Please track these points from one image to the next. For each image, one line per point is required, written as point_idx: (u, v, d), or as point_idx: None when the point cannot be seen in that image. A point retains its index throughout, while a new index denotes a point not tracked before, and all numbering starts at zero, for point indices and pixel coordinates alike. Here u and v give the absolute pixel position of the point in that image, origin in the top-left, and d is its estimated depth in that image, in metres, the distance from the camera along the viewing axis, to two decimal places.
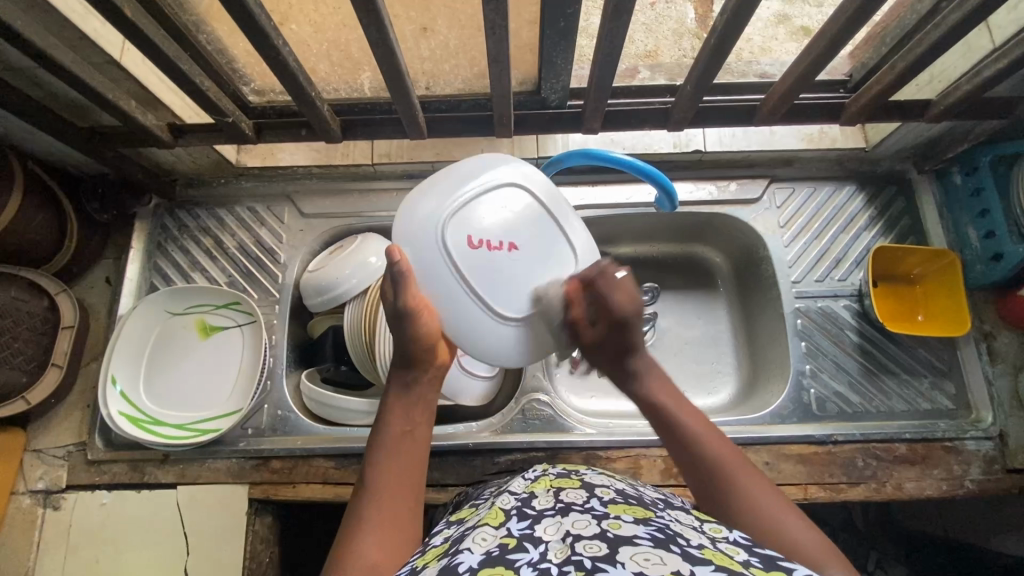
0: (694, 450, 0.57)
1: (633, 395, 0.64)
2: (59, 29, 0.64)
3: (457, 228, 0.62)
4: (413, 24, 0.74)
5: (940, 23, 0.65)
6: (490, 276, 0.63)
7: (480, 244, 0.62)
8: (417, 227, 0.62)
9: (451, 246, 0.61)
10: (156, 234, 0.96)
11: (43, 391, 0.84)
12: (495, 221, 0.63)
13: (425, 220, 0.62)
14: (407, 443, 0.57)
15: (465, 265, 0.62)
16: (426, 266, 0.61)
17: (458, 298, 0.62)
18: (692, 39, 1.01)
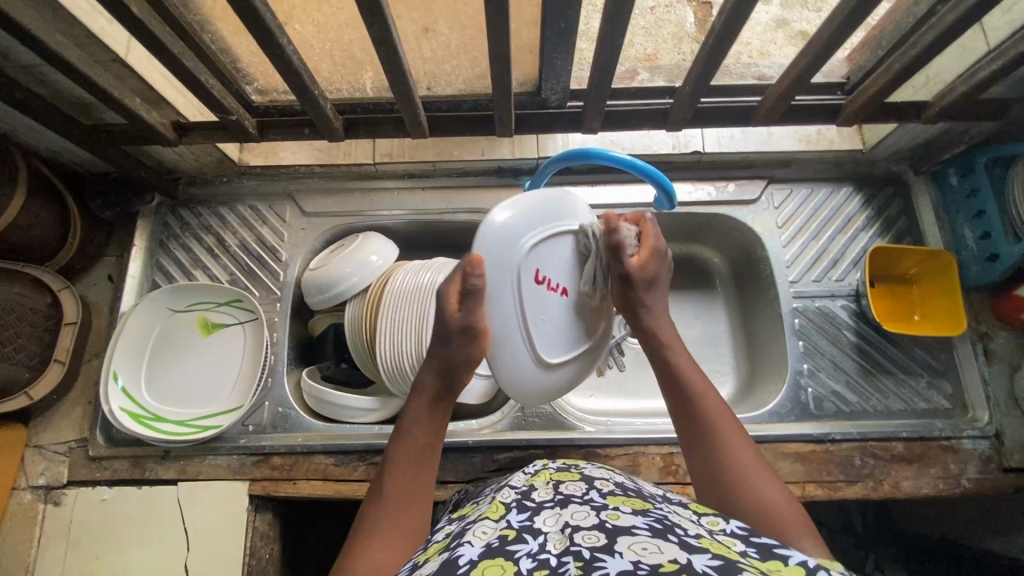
0: (694, 399, 0.59)
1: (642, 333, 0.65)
2: (66, 27, 0.65)
3: (531, 260, 0.61)
4: (415, 25, 0.75)
5: (936, 24, 0.66)
6: (546, 316, 0.63)
7: (544, 284, 0.63)
8: (498, 250, 0.60)
9: (522, 277, 0.61)
10: (158, 232, 0.96)
11: (46, 387, 0.85)
12: (561, 260, 0.64)
13: (507, 243, 0.60)
14: (427, 457, 0.58)
15: (528, 299, 0.62)
16: (495, 290, 0.60)
17: (512, 330, 0.62)
18: (692, 42, 1.02)
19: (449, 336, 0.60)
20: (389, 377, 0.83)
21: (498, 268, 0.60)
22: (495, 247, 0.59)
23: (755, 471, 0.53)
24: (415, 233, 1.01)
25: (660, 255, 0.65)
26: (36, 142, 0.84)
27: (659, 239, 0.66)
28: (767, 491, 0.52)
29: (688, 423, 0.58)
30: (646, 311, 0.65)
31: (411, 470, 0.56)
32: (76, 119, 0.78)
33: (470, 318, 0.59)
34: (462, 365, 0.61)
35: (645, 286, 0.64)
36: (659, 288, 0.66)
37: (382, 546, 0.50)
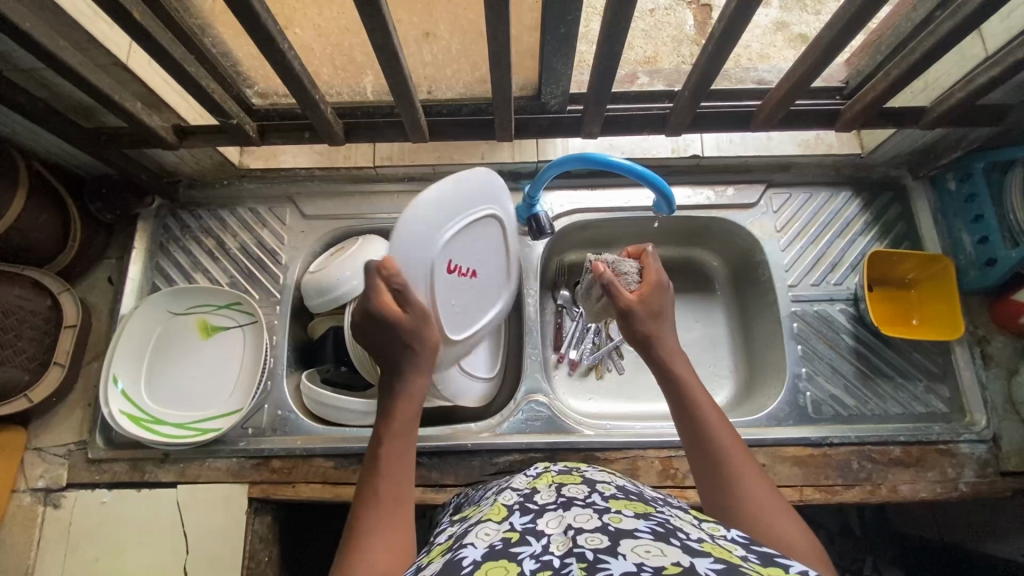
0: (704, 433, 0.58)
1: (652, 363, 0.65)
2: (68, 31, 0.65)
3: (443, 251, 0.68)
4: (416, 29, 0.75)
5: (934, 30, 0.66)
6: (452, 298, 0.72)
7: (452, 269, 0.70)
8: (419, 245, 0.63)
9: (437, 269, 0.67)
10: (159, 235, 0.97)
11: (46, 389, 0.85)
12: (465, 247, 0.72)
13: (421, 238, 0.64)
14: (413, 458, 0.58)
15: (440, 285, 0.69)
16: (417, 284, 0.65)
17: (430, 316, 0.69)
18: (691, 45, 1.02)
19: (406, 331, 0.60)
20: None
21: (418, 261, 0.64)
22: (415, 241, 0.63)
23: (770, 503, 0.52)
24: None
25: (661, 288, 0.69)
26: (36, 145, 0.84)
27: (657, 271, 0.70)
28: (780, 526, 0.51)
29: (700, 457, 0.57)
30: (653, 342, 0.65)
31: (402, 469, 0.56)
32: (77, 121, 0.78)
33: (416, 309, 0.60)
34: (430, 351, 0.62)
35: (649, 317, 0.67)
36: (664, 320, 0.68)
37: (379, 550, 0.49)
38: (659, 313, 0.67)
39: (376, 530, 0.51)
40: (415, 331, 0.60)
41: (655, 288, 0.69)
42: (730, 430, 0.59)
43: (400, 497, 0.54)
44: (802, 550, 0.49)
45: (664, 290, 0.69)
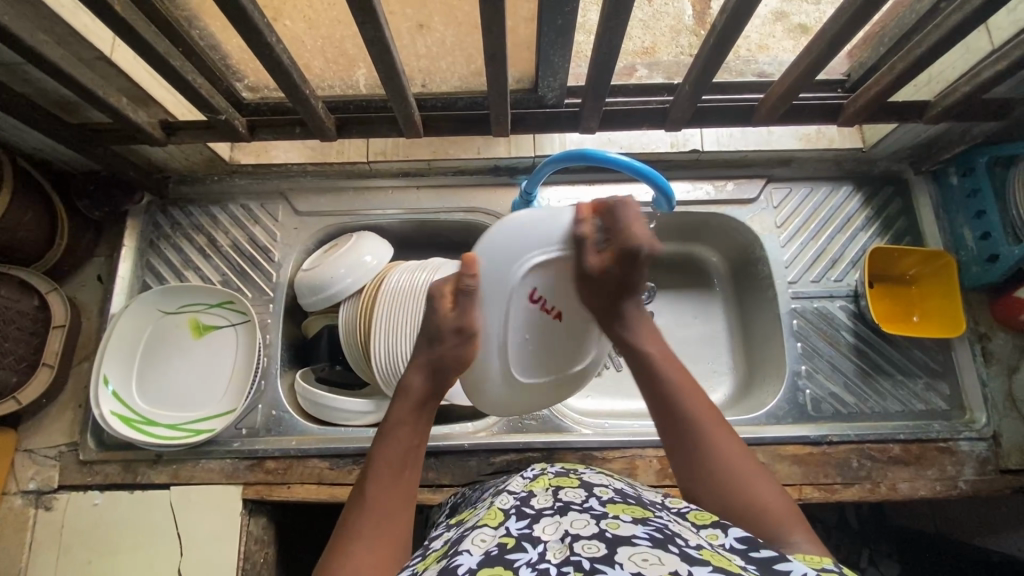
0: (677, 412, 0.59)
1: (618, 338, 0.65)
2: (49, 25, 0.63)
3: (530, 279, 0.64)
4: (409, 22, 0.72)
5: (941, 24, 0.64)
6: (528, 332, 0.68)
7: (537, 302, 0.66)
8: (501, 263, 0.63)
9: (516, 295, 0.65)
10: (149, 232, 0.95)
11: (35, 391, 0.83)
12: (562, 288, 0.66)
13: (507, 259, 0.63)
14: (410, 459, 0.60)
15: (517, 312, 0.66)
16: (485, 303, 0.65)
17: (491, 341, 0.67)
18: (690, 36, 0.99)
19: (442, 336, 0.63)
20: (383, 378, 0.82)
21: (495, 278, 0.63)
22: (500, 257, 0.63)
23: (744, 472, 0.55)
24: (410, 233, 0.99)
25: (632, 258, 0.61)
26: (21, 141, 0.82)
27: (637, 237, 0.61)
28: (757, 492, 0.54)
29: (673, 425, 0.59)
30: (623, 320, 0.65)
31: (393, 469, 0.58)
32: (60, 117, 0.76)
33: (464, 318, 0.63)
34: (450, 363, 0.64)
35: (614, 291, 0.63)
36: (633, 292, 0.65)
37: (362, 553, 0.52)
38: (628, 286, 0.63)
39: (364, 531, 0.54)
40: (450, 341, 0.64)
41: (621, 259, 0.61)
42: (701, 394, 0.61)
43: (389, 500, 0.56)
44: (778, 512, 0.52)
45: (638, 259, 0.62)
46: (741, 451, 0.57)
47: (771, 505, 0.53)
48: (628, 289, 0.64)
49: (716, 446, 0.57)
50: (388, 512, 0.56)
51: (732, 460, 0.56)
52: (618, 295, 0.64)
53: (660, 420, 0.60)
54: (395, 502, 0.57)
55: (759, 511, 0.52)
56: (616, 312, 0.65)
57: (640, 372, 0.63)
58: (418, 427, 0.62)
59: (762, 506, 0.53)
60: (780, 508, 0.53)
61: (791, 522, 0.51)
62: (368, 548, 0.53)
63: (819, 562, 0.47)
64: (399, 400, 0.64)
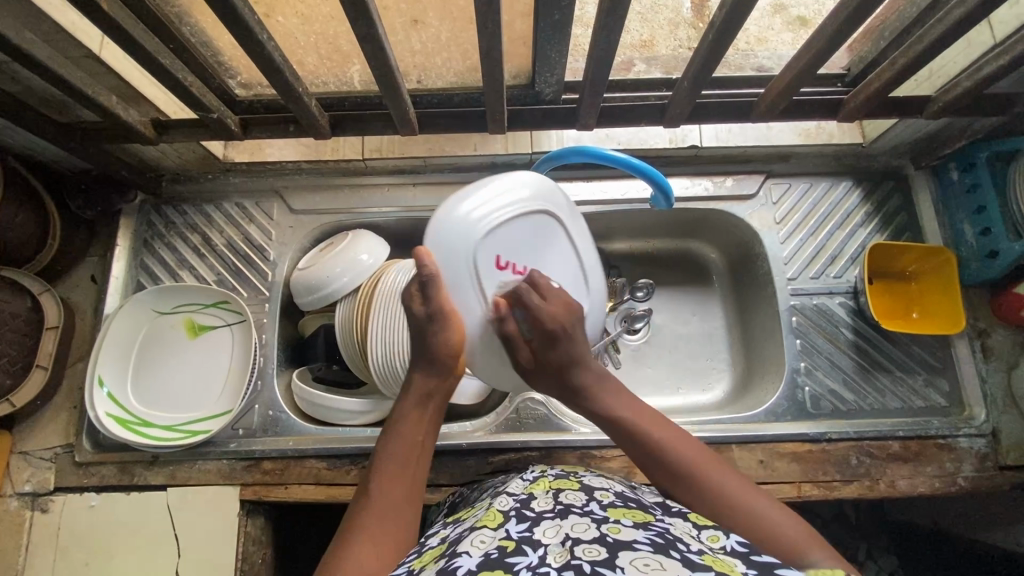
0: (668, 465, 0.59)
1: (590, 412, 0.65)
2: (36, 23, 0.62)
3: (491, 247, 0.63)
4: (404, 17, 0.71)
5: (944, 17, 0.63)
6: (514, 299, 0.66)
7: (507, 266, 0.65)
8: (456, 238, 0.61)
9: (481, 267, 0.63)
10: (142, 231, 0.94)
11: (29, 392, 0.83)
12: (520, 245, 0.65)
13: (462, 232, 0.62)
14: (419, 455, 0.61)
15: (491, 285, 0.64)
16: (462, 287, 0.63)
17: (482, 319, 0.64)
18: (688, 29, 0.98)
19: (422, 327, 0.61)
20: (381, 378, 0.82)
21: (455, 262, 0.62)
22: (451, 234, 0.61)
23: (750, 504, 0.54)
24: (406, 231, 0.98)
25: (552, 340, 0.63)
26: (11, 141, 0.80)
27: (548, 319, 0.62)
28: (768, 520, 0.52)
29: (671, 476, 0.59)
30: (585, 390, 0.65)
31: (399, 467, 0.58)
32: (49, 116, 0.75)
33: (434, 305, 0.60)
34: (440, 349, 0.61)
35: (562, 371, 0.65)
36: (579, 364, 0.65)
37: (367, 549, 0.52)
38: (570, 362, 0.64)
39: (371, 527, 0.54)
40: (428, 330, 0.61)
41: (546, 343, 0.64)
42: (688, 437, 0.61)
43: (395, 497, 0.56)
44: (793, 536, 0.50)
45: (560, 338, 0.63)
46: (741, 479, 0.56)
47: (781, 528, 0.51)
48: (574, 360, 0.64)
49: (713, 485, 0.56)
50: (393, 511, 0.55)
51: (731, 492, 0.55)
52: (568, 373, 0.65)
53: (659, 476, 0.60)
54: (402, 498, 0.57)
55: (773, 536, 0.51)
56: (573, 388, 0.65)
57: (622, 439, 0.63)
58: (424, 422, 0.62)
59: (775, 530, 0.51)
60: (792, 528, 0.51)
61: (806, 544, 0.49)
62: (374, 544, 0.52)
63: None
64: (403, 398, 0.64)
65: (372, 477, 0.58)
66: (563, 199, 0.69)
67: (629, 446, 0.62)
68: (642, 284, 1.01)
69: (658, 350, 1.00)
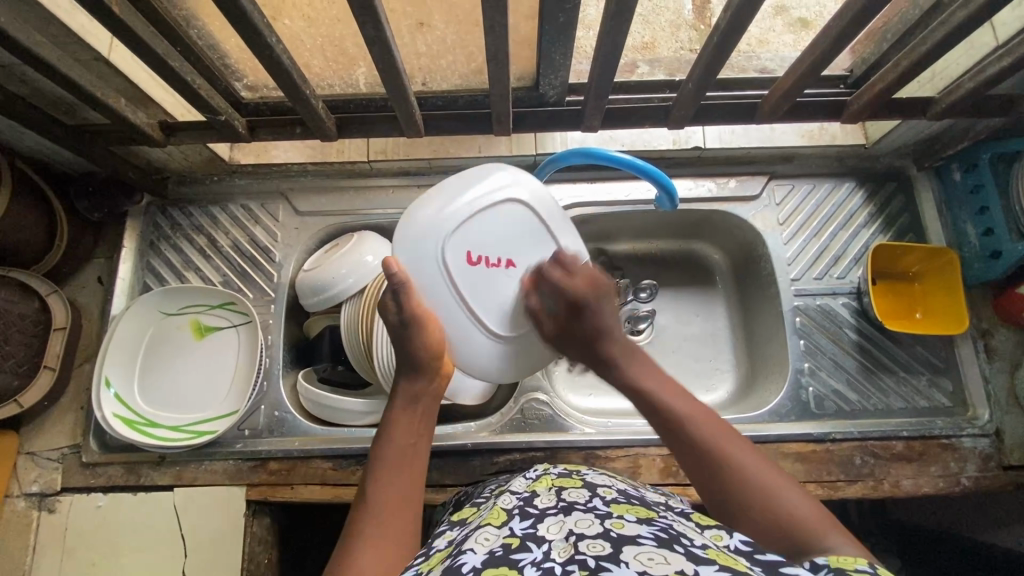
0: (689, 434, 0.58)
1: (615, 382, 0.66)
2: (46, 26, 0.62)
3: (459, 243, 0.66)
4: (410, 20, 0.72)
5: (946, 20, 0.64)
6: (489, 292, 0.68)
7: (478, 260, 0.67)
8: (421, 238, 0.65)
9: (451, 266, 0.66)
10: (149, 233, 0.94)
11: (37, 393, 0.83)
12: (492, 237, 0.68)
13: (427, 231, 0.65)
14: (414, 457, 0.61)
15: (463, 280, 0.67)
16: (434, 287, 0.66)
17: (457, 315, 0.67)
18: (690, 31, 0.99)
19: (400, 332, 0.64)
20: (387, 379, 0.82)
21: (423, 265, 0.65)
22: (416, 234, 0.65)
23: (770, 482, 0.53)
24: None
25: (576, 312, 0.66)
26: (18, 142, 0.81)
27: (570, 289, 0.66)
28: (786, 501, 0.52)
29: (688, 447, 0.58)
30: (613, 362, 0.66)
31: (393, 470, 0.59)
32: (58, 118, 0.76)
33: (407, 311, 0.63)
34: (418, 351, 0.64)
35: (589, 341, 0.67)
36: (608, 335, 0.66)
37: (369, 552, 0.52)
38: (598, 333, 0.66)
39: (372, 531, 0.54)
40: (404, 334, 0.64)
41: (573, 314, 0.66)
42: (706, 410, 0.60)
43: (394, 499, 0.57)
44: (810, 522, 0.50)
45: (588, 309, 0.66)
46: (758, 457, 0.56)
47: (799, 511, 0.51)
48: (599, 333, 0.66)
49: (734, 462, 0.55)
50: (393, 513, 0.56)
51: (752, 468, 0.54)
52: (594, 344, 0.67)
53: (674, 444, 0.59)
54: (400, 498, 0.57)
55: (787, 517, 0.51)
56: (602, 357, 0.66)
57: (643, 408, 0.63)
58: (416, 425, 0.63)
59: (790, 512, 0.51)
60: (810, 512, 0.51)
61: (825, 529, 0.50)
62: (376, 546, 0.53)
63: (851, 563, 0.44)
64: (392, 403, 0.65)
65: (369, 480, 0.59)
66: (538, 186, 0.70)
67: (651, 415, 0.62)
68: (646, 286, 1.00)
69: (662, 351, 1.00)
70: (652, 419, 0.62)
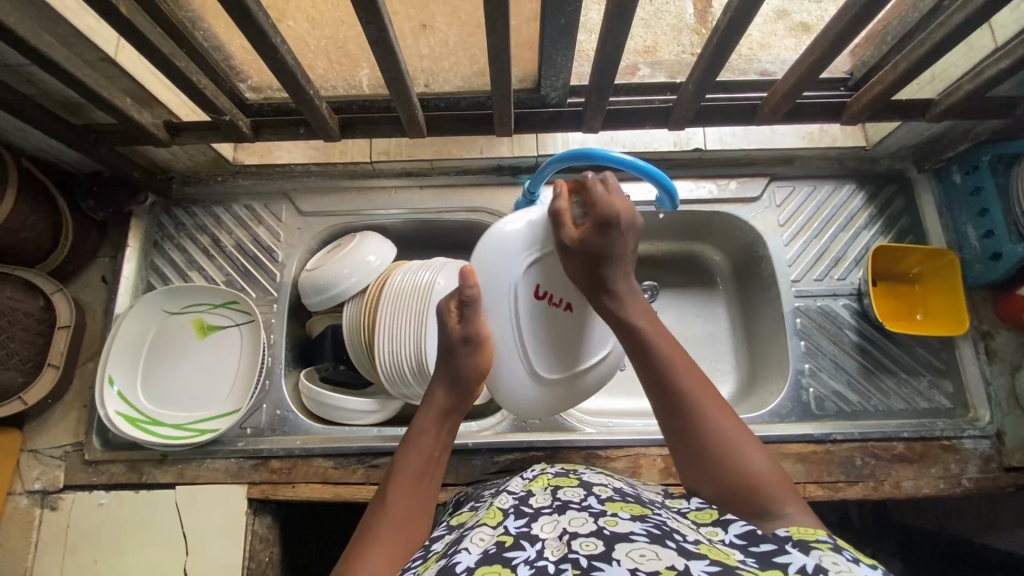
0: (666, 383, 0.59)
1: (605, 310, 0.65)
2: (53, 26, 0.63)
3: (532, 275, 0.69)
4: (413, 22, 0.73)
5: (944, 22, 0.64)
6: (543, 328, 0.71)
7: (543, 295, 0.70)
8: (500, 260, 0.68)
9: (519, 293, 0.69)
10: (153, 232, 0.95)
11: (40, 391, 0.84)
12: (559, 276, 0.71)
13: (506, 254, 0.68)
14: (432, 468, 0.62)
15: (524, 311, 0.70)
16: (497, 309, 0.69)
17: (509, 339, 0.70)
18: (692, 34, 0.99)
19: (454, 347, 0.65)
20: (388, 378, 0.82)
21: (498, 284, 0.69)
22: (496, 255, 0.68)
23: (736, 439, 0.56)
24: (413, 232, 0.99)
25: (606, 226, 0.63)
26: (25, 142, 0.82)
27: (610, 204, 0.63)
28: (750, 461, 0.55)
29: (662, 393, 0.59)
30: (611, 292, 0.64)
31: (413, 478, 0.60)
32: (64, 118, 0.77)
33: (470, 327, 0.65)
34: (467, 370, 0.65)
35: (602, 260, 0.64)
36: (618, 262, 0.64)
37: (379, 554, 0.53)
38: (611, 256, 0.64)
39: (384, 534, 0.55)
40: (460, 351, 0.65)
41: (596, 229, 0.63)
42: (692, 364, 0.61)
43: (410, 507, 0.58)
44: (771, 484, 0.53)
45: (614, 230, 0.63)
46: (728, 414, 0.58)
47: (762, 473, 0.54)
48: (612, 258, 0.64)
49: (707, 418, 0.57)
50: (406, 520, 0.57)
51: (723, 427, 0.56)
52: (603, 267, 0.64)
53: (652, 391, 0.60)
54: (416, 509, 0.58)
55: (756, 485, 0.53)
56: (602, 281, 0.64)
57: (628, 342, 0.63)
58: (440, 437, 0.64)
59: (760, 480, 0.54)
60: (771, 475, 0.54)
61: (784, 495, 0.53)
62: (385, 550, 0.53)
63: (812, 534, 0.46)
64: (424, 411, 0.65)
65: (391, 482, 0.59)
66: None
67: (635, 355, 0.62)
68: (647, 287, 1.02)
69: None
70: (635, 359, 0.62)
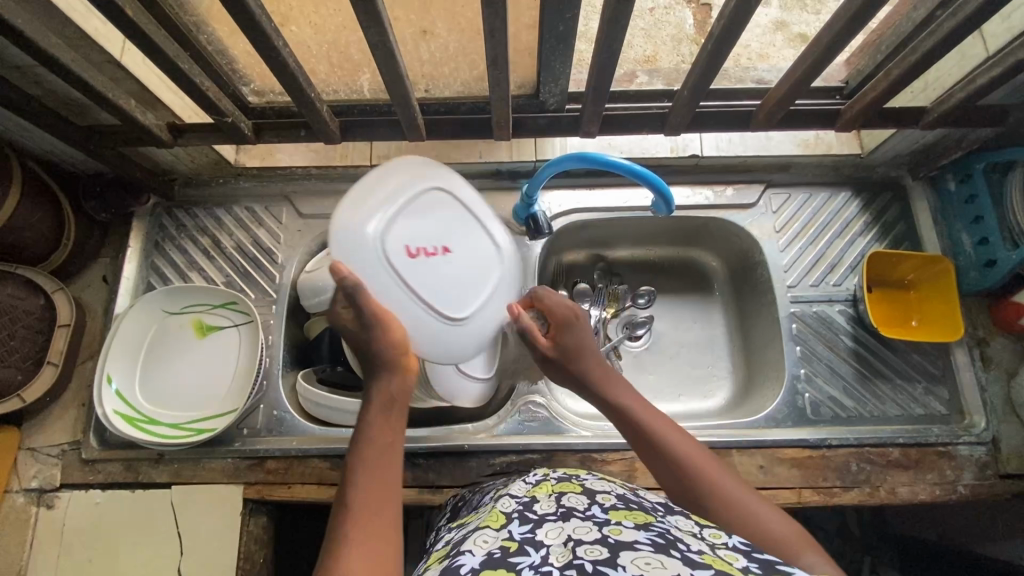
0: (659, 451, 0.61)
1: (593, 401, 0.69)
2: (61, 28, 0.64)
3: (392, 237, 0.64)
4: (413, 28, 0.74)
5: (935, 30, 0.65)
6: (432, 280, 0.67)
7: (417, 251, 0.66)
8: (356, 241, 0.62)
9: (390, 255, 0.64)
10: (154, 233, 0.96)
11: (39, 389, 0.84)
12: (422, 226, 0.67)
13: (360, 234, 0.63)
14: (389, 457, 0.56)
15: (405, 274, 0.65)
16: (382, 284, 0.64)
17: (406, 304, 0.65)
18: (691, 44, 1.01)
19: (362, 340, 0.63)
20: None
21: (367, 264, 0.63)
22: (350, 237, 0.62)
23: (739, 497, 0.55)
24: None
25: (566, 324, 0.72)
26: (29, 142, 0.83)
27: (558, 305, 0.73)
28: (761, 517, 0.54)
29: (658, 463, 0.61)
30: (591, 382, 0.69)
31: (370, 474, 0.54)
32: (70, 119, 0.78)
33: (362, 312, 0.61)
34: (382, 349, 0.62)
35: (570, 359, 0.71)
36: (590, 357, 0.71)
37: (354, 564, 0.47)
38: (576, 351, 0.71)
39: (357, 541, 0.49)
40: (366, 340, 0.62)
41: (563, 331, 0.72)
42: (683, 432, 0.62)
43: (374, 504, 0.52)
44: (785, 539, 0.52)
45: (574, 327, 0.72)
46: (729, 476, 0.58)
47: (774, 528, 0.53)
48: (580, 351, 0.71)
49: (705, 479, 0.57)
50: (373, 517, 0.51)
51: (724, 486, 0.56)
52: (574, 361, 0.71)
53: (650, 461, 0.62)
54: (380, 506, 0.52)
55: (768, 540, 0.52)
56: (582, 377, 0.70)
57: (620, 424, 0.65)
58: (391, 425, 0.59)
59: (770, 533, 0.52)
60: (785, 529, 0.53)
61: (799, 547, 0.51)
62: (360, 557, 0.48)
63: None
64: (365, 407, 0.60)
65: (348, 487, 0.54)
66: (456, 177, 0.72)
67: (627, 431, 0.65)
68: (646, 292, 1.02)
69: (660, 356, 1.01)
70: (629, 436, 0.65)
